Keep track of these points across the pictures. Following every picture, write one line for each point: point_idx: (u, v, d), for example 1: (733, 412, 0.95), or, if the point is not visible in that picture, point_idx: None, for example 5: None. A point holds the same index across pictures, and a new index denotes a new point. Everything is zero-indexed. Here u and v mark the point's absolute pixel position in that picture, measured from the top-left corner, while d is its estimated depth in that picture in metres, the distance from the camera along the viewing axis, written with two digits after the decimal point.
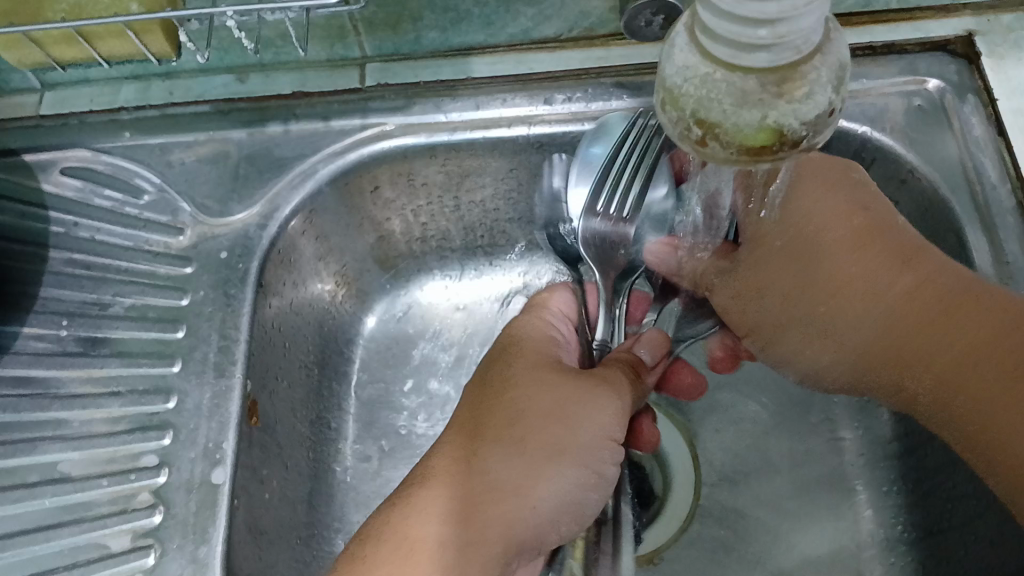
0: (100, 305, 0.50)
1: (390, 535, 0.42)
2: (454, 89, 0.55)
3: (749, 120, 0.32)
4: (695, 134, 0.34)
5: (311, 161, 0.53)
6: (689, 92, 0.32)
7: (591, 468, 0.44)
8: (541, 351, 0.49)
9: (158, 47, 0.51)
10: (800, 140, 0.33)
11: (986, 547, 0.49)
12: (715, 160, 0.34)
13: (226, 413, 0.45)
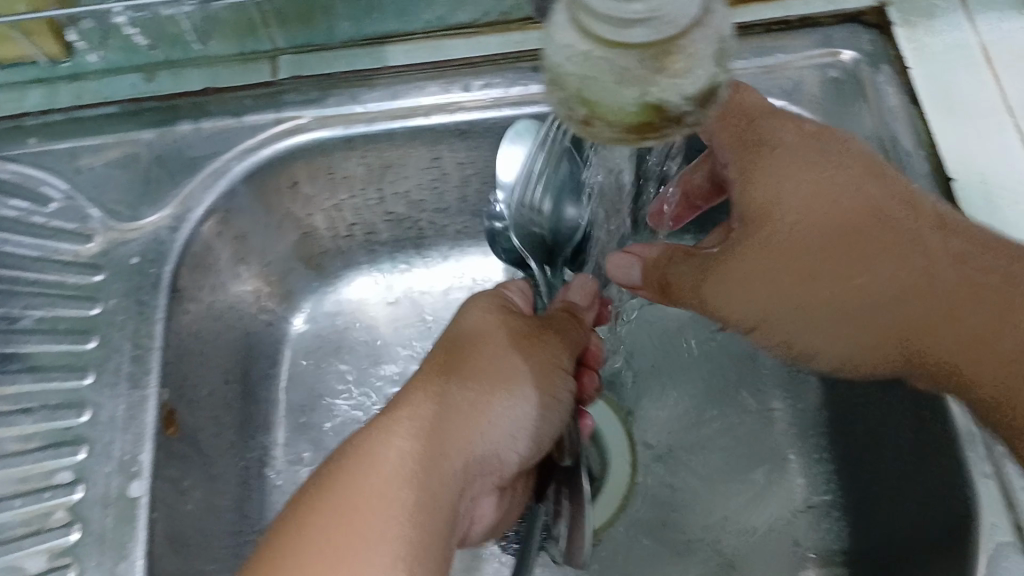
0: (8, 319, 0.49)
1: (346, 462, 0.37)
2: (370, 78, 0.53)
3: (630, 99, 0.30)
4: (579, 114, 0.32)
5: (223, 159, 0.52)
6: (571, 72, 0.31)
7: (547, 398, 0.45)
8: (492, 304, 0.49)
9: (47, 47, 0.53)
10: (683, 116, 0.32)
11: (912, 515, 0.50)
12: (600, 140, 0.33)
13: (142, 425, 0.45)
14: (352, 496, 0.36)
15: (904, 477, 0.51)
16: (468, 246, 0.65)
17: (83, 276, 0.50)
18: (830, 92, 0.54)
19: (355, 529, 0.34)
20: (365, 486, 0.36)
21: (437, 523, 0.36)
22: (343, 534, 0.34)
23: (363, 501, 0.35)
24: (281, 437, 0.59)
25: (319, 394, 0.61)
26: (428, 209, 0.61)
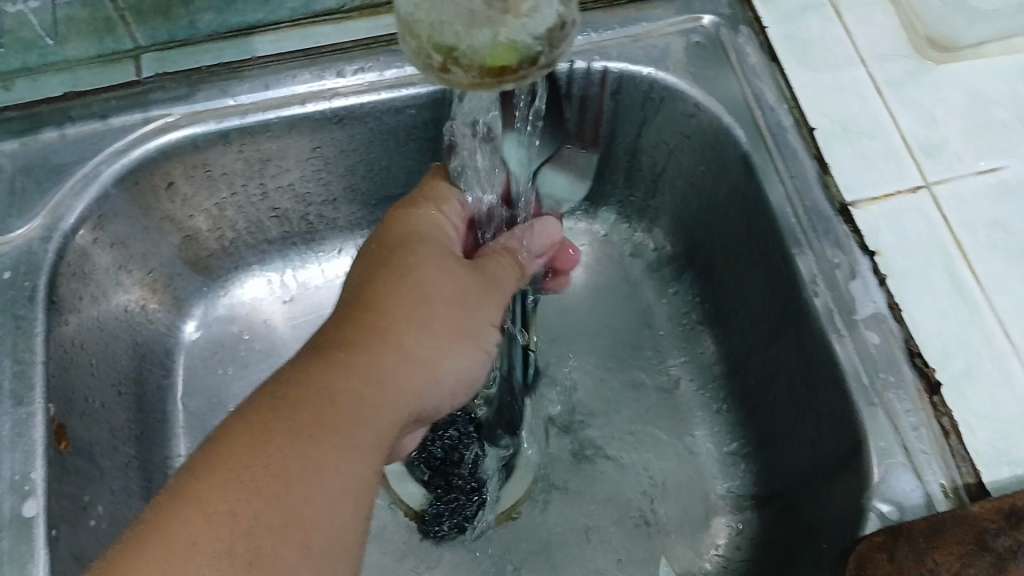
0: None
1: (294, 396, 0.36)
2: (239, 71, 0.53)
3: (481, 40, 0.31)
4: (435, 62, 0.33)
5: (93, 163, 0.50)
6: (422, 18, 0.32)
7: (488, 354, 0.44)
8: (436, 242, 0.44)
9: None
10: (538, 58, 0.32)
11: (808, 449, 0.52)
12: (458, 87, 0.33)
13: (30, 443, 0.43)
14: (302, 426, 0.35)
15: (796, 414, 0.54)
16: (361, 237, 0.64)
17: None
18: (696, 55, 0.57)
19: (299, 468, 0.34)
20: (311, 428, 0.35)
21: (367, 453, 0.36)
22: (287, 469, 0.34)
23: (308, 441, 0.35)
24: (183, 445, 0.57)
25: (219, 399, 0.60)
26: (314, 202, 0.61)
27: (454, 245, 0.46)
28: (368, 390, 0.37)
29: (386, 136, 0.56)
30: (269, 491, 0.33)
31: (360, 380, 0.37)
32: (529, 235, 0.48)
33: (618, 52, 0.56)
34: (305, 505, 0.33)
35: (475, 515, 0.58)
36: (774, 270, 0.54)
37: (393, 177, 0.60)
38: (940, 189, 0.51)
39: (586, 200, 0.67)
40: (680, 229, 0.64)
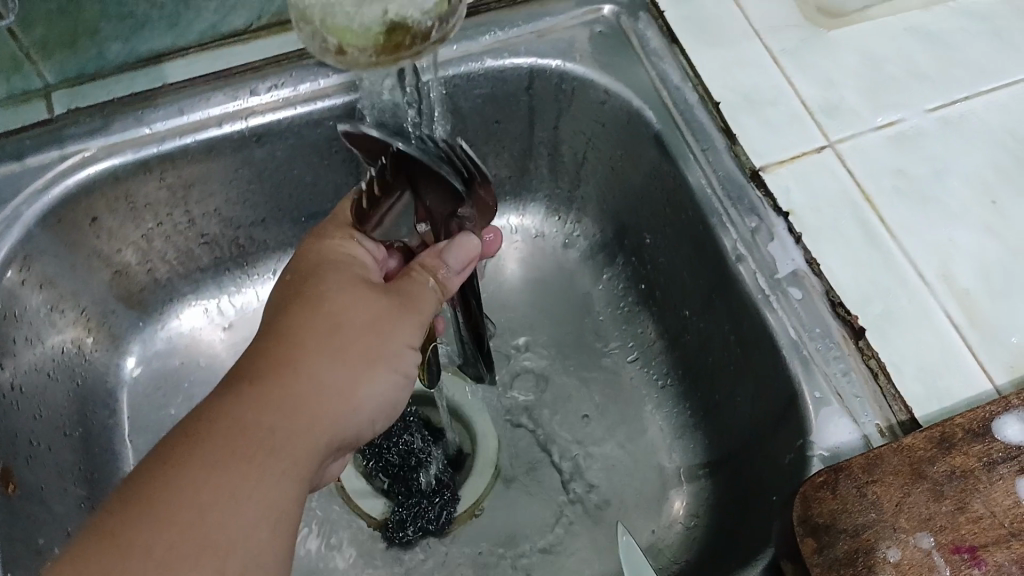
0: None
1: (205, 426, 0.34)
2: (152, 99, 0.53)
3: (372, 18, 0.33)
4: (331, 44, 0.34)
5: (13, 204, 0.50)
6: (313, 3, 0.33)
7: (403, 376, 0.42)
8: (345, 269, 0.43)
9: None
10: (429, 31, 0.34)
11: (750, 408, 0.53)
12: (357, 66, 0.34)
13: None
14: (216, 461, 0.33)
15: (734, 376, 0.55)
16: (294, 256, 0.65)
17: None
18: (598, 44, 0.58)
19: (214, 494, 0.32)
20: (225, 454, 0.33)
21: (290, 485, 0.35)
22: (200, 504, 0.32)
23: (222, 467, 0.33)
24: None
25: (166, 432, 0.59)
26: (244, 224, 0.61)
27: (369, 274, 0.44)
28: (288, 420, 0.36)
29: (307, 151, 0.57)
30: (182, 516, 0.31)
31: (280, 412, 0.36)
32: (447, 250, 0.44)
33: (525, 47, 0.57)
34: (218, 530, 0.32)
35: (439, 517, 0.58)
36: (698, 241, 0.56)
37: (319, 192, 0.61)
38: (841, 146, 0.54)
39: (512, 197, 0.68)
40: (605, 214, 0.66)
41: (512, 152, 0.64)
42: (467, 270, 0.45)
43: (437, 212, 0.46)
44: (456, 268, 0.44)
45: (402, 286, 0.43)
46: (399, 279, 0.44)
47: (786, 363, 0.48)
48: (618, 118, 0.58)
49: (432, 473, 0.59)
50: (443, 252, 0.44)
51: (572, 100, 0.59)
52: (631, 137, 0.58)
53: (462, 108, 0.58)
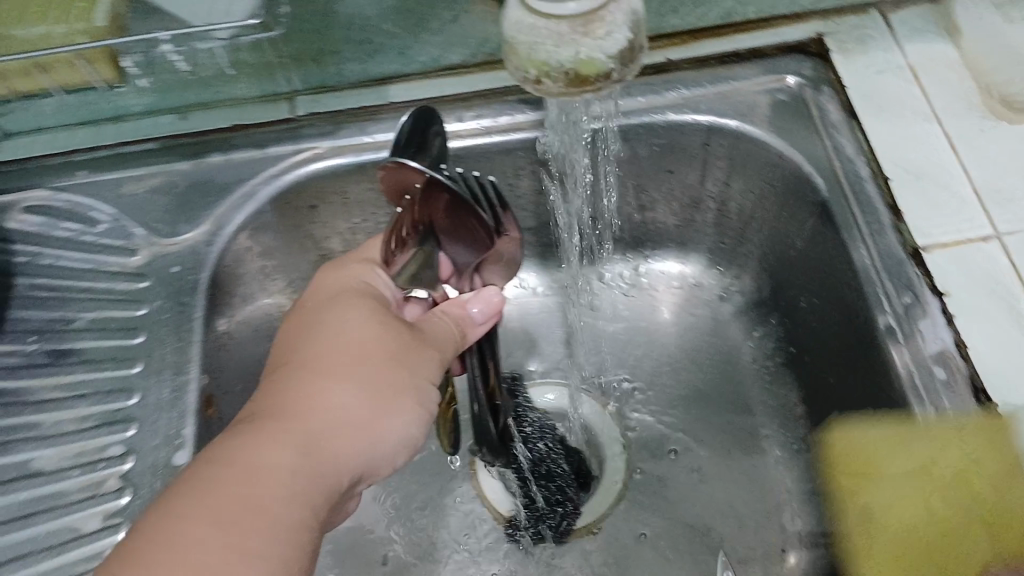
0: (64, 321, 0.55)
1: (212, 475, 0.37)
2: (375, 114, 0.61)
3: (566, 57, 0.37)
4: (530, 75, 0.39)
5: (250, 184, 0.60)
6: (521, 40, 0.38)
7: (422, 412, 0.47)
8: (364, 311, 0.48)
9: (107, 76, 0.60)
10: (611, 72, 0.38)
11: (881, 481, 0.53)
12: (550, 95, 0.39)
13: (182, 405, 0.51)
14: (227, 507, 0.35)
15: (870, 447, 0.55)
16: None
17: (129, 285, 0.57)
18: (778, 110, 0.62)
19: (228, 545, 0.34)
20: (235, 504, 0.36)
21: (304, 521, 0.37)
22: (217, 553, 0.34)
23: (234, 515, 0.35)
24: None
25: None
26: None
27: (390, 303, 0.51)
28: (299, 458, 0.40)
29: (500, 173, 0.63)
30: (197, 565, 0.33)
31: (292, 452, 0.40)
32: (471, 301, 0.52)
33: (705, 105, 0.62)
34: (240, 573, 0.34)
35: (559, 525, 0.63)
36: (852, 310, 0.57)
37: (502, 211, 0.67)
38: (1009, 240, 0.54)
39: (675, 244, 0.72)
40: (765, 272, 0.68)
41: (682, 201, 0.68)
42: (489, 322, 0.52)
43: (461, 266, 0.54)
44: (477, 312, 0.52)
45: (419, 326, 0.49)
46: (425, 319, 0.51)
47: (916, 433, 0.49)
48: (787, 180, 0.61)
49: (561, 486, 0.63)
50: (469, 303, 0.52)
51: (747, 160, 0.63)
52: (799, 202, 0.61)
53: (640, 148, 0.64)
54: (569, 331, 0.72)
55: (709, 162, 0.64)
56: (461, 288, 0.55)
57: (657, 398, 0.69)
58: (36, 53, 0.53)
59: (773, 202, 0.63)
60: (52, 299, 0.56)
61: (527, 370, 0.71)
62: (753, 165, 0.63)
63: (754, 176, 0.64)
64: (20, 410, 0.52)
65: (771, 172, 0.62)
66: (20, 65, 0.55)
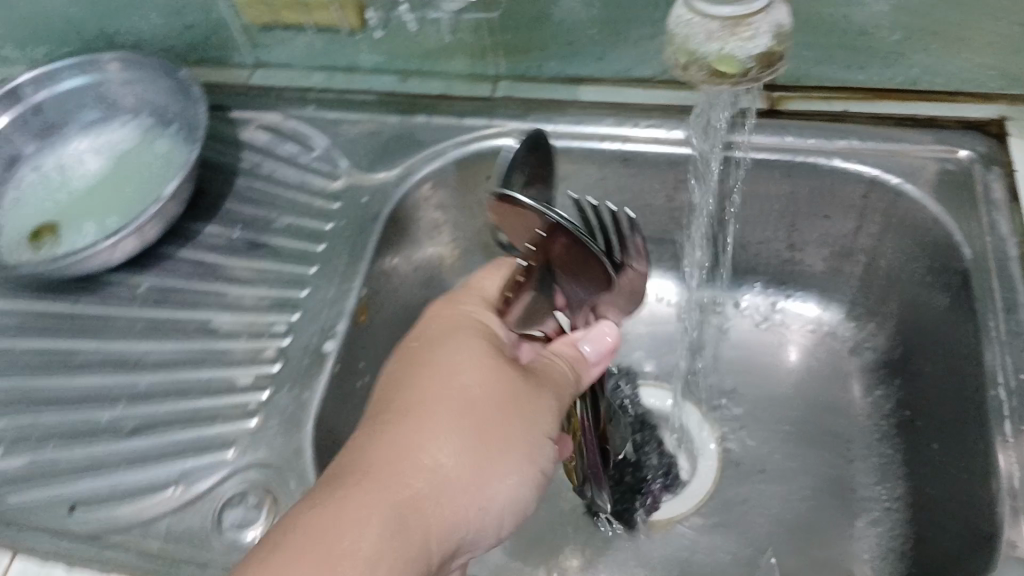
0: (266, 220, 0.67)
1: (305, 526, 0.37)
2: (563, 108, 0.69)
3: (713, 50, 0.46)
4: (680, 62, 0.48)
5: (443, 145, 0.68)
6: (678, 32, 0.47)
7: (527, 474, 0.45)
8: (471, 354, 0.47)
9: (351, 21, 0.69)
10: (748, 70, 0.47)
11: (957, 547, 0.54)
12: (696, 81, 0.48)
13: (339, 305, 0.60)
14: (307, 566, 0.36)
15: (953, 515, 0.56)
16: None
17: (323, 204, 0.67)
18: (942, 180, 0.63)
19: None
20: (312, 561, 0.36)
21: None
22: None
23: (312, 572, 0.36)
24: None
25: None
26: None
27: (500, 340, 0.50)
28: (395, 513, 0.39)
29: (660, 183, 0.69)
30: None
31: (389, 508, 0.39)
32: (584, 338, 0.52)
33: (871, 160, 0.65)
34: None
35: (634, 512, 0.66)
36: (969, 383, 0.57)
37: (655, 219, 0.72)
38: None
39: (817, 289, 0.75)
40: (899, 334, 0.69)
41: (832, 247, 0.71)
42: (603, 362, 0.52)
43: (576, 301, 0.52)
44: (589, 347, 0.51)
45: (531, 367, 0.48)
46: (537, 363, 0.49)
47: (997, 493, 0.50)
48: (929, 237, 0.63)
49: (646, 476, 0.68)
50: (582, 340, 0.52)
51: (897, 212, 0.65)
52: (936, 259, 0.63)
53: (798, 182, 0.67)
54: (692, 348, 0.76)
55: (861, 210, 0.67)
56: (575, 321, 0.54)
57: (755, 417, 0.72)
58: None
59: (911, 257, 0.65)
60: (263, 201, 0.68)
61: (641, 368, 0.76)
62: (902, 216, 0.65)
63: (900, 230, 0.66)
64: (215, 280, 0.63)
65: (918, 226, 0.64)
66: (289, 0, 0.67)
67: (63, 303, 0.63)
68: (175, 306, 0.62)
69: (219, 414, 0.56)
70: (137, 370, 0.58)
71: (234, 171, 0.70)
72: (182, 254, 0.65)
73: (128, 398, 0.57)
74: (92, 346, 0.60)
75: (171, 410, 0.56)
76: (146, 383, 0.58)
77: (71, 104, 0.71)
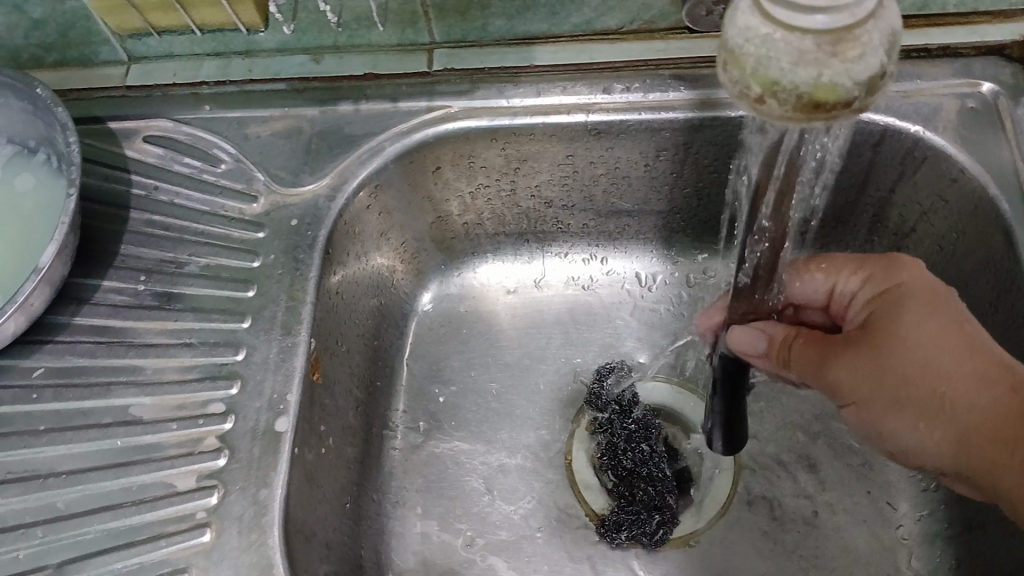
0: (177, 263, 0.54)
1: None
2: (517, 76, 0.58)
3: (804, 79, 0.29)
4: (751, 92, 0.30)
5: (379, 139, 0.57)
6: (749, 52, 0.30)
7: None
8: None
9: (249, 18, 0.55)
10: (854, 102, 0.29)
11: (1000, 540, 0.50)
12: (770, 119, 0.31)
13: (285, 369, 0.49)
14: None
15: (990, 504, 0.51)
16: (589, 249, 0.68)
17: (246, 233, 0.55)
18: (967, 118, 0.55)
19: None
20: None
21: None
22: None
23: None
24: (400, 411, 0.64)
25: (438, 370, 0.66)
26: (556, 206, 0.65)
27: None
28: None
29: (638, 154, 0.59)
30: None
31: None
32: None
33: (881, 105, 0.55)
34: None
35: (656, 533, 0.57)
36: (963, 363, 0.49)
37: (632, 192, 0.63)
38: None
39: (859, 250, 0.63)
40: None
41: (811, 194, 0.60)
42: None
43: None
44: None
45: None
46: None
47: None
48: (987, 369, 0.44)
49: (659, 489, 0.58)
50: None
51: (888, 346, 0.47)
52: (1001, 423, 0.43)
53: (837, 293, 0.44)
54: (682, 329, 0.67)
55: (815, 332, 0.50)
56: None
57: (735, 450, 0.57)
58: None
59: (925, 437, 0.46)
60: (166, 238, 0.55)
61: (636, 359, 0.66)
62: (917, 305, 0.47)
63: (934, 325, 0.46)
64: (124, 351, 0.51)
65: (949, 394, 0.45)
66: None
67: None
68: (77, 394, 0.49)
69: (161, 533, 0.45)
70: (46, 488, 0.47)
71: (126, 204, 0.56)
72: (76, 321, 0.52)
73: (44, 524, 0.46)
74: None
75: (95, 537, 0.45)
76: (61, 505, 0.46)
77: None
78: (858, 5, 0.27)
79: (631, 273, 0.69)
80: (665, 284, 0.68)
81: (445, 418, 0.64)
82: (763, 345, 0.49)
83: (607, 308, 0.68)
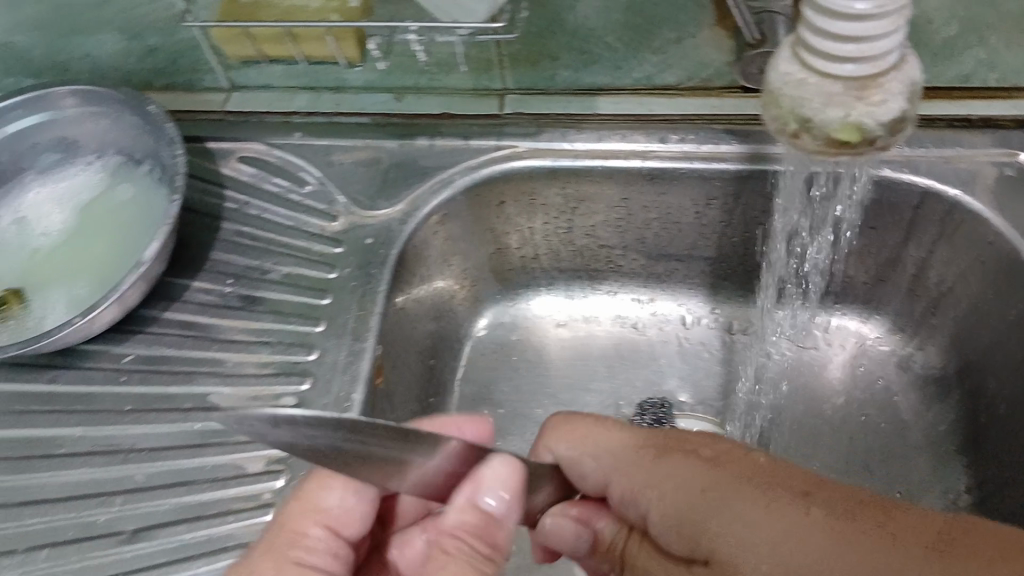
0: (261, 270, 0.59)
1: None
2: (580, 122, 0.62)
3: (834, 118, 0.35)
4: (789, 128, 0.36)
5: (449, 172, 0.61)
6: (787, 94, 0.35)
7: None
8: None
9: (350, 52, 0.63)
10: (876, 139, 0.35)
11: None
12: (805, 151, 0.36)
13: (353, 372, 0.53)
14: None
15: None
16: (638, 289, 0.72)
17: (324, 247, 0.60)
18: (1005, 185, 0.58)
19: None
20: None
21: None
22: None
23: None
24: None
25: (487, 393, 0.70)
26: (609, 246, 0.69)
27: None
28: None
29: (689, 200, 0.63)
30: None
31: None
32: None
33: (923, 169, 0.58)
34: None
35: None
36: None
37: (682, 236, 0.67)
38: None
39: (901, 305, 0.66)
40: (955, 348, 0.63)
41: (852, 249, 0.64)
42: None
43: None
44: None
45: None
46: None
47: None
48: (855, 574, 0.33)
49: None
50: None
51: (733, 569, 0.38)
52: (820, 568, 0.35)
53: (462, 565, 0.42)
54: (725, 371, 0.69)
55: (737, 485, 0.40)
56: None
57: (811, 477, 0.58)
58: (292, 20, 0.56)
59: None
60: (253, 246, 0.60)
61: (677, 398, 0.69)
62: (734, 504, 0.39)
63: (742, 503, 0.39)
64: (208, 346, 0.56)
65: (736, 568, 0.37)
66: (276, 33, 0.60)
67: (37, 381, 0.54)
68: (163, 380, 0.54)
69: (229, 509, 0.49)
70: (128, 460, 0.51)
71: (218, 214, 0.62)
72: (167, 316, 0.57)
73: (124, 493, 0.50)
74: (75, 432, 0.53)
75: (170, 508, 0.49)
76: (141, 477, 0.51)
77: (26, 145, 0.63)
78: (882, 57, 0.33)
79: (677, 315, 0.72)
80: (709, 328, 0.71)
81: (492, 437, 0.68)
82: (581, 548, 0.49)
83: (652, 346, 0.71)
